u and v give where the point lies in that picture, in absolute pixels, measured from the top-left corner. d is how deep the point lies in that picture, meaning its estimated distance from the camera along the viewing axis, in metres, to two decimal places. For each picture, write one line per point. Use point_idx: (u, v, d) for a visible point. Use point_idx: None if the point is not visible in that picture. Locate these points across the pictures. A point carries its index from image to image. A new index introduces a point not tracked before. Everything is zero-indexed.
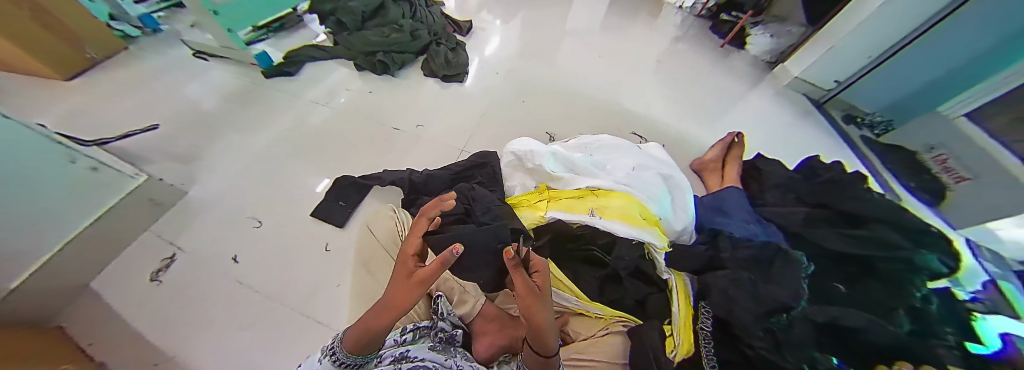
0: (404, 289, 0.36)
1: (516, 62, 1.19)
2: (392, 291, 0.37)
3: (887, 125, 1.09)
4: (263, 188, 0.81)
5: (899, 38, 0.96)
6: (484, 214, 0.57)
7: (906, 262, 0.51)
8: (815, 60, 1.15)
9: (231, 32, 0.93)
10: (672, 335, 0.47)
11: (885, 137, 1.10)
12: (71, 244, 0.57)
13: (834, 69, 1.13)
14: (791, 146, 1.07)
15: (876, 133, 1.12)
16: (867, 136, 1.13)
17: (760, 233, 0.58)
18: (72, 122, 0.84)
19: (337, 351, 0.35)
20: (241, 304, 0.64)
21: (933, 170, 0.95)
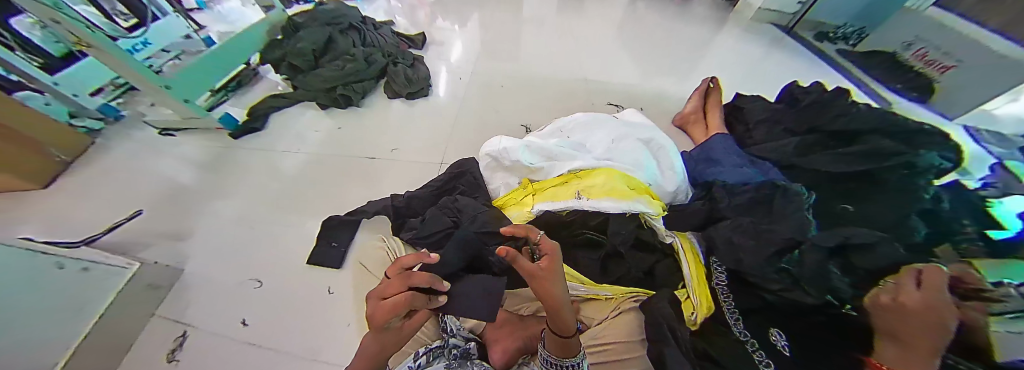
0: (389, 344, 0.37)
1: (477, 63, 1.17)
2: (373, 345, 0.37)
3: (860, 33, 1.15)
4: (255, 247, 0.81)
5: None
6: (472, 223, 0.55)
7: (909, 167, 0.50)
8: None
9: (189, 102, 0.92)
10: (689, 298, 0.44)
11: (861, 45, 1.13)
12: (84, 344, 0.56)
13: None
14: (771, 78, 1.04)
15: (852, 43, 1.15)
16: (845, 48, 1.16)
17: (755, 175, 0.56)
18: (55, 226, 0.84)
19: None
20: (256, 366, 0.63)
21: (913, 65, 1.00)
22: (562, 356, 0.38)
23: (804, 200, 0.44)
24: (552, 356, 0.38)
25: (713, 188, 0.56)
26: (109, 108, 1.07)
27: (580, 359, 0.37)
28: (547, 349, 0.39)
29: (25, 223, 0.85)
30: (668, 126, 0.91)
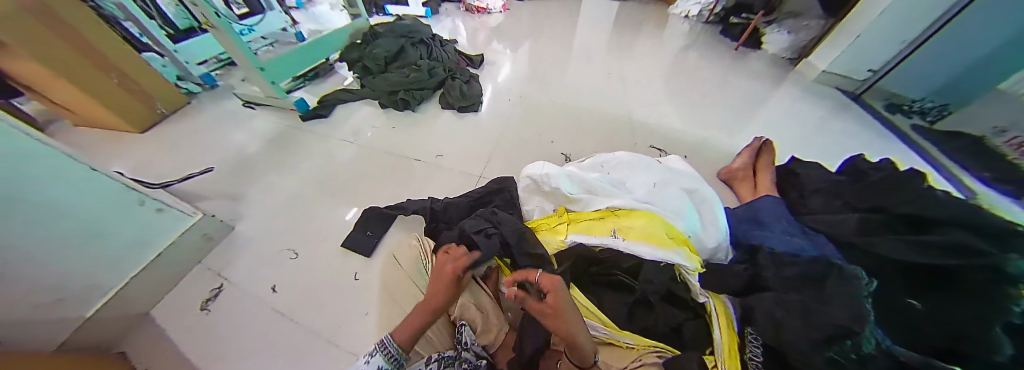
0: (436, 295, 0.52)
1: (526, 88, 1.22)
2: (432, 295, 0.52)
3: (942, 110, 1.08)
4: (298, 221, 0.87)
5: (931, 22, 0.98)
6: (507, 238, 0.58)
7: (992, 270, 0.42)
8: (839, 52, 1.18)
9: (274, 84, 1.05)
10: (716, 366, 0.42)
11: (939, 124, 1.06)
12: (136, 278, 0.66)
13: (867, 57, 1.13)
14: (832, 149, 0.98)
15: (930, 120, 1.09)
16: (920, 123, 1.09)
17: (807, 247, 0.52)
18: (143, 170, 0.98)
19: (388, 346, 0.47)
20: (276, 332, 0.68)
21: (1008, 154, 0.90)
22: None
23: (862, 288, 0.39)
24: None
25: (759, 255, 0.53)
26: (209, 77, 1.23)
27: None
28: None
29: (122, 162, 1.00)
30: (713, 179, 0.89)
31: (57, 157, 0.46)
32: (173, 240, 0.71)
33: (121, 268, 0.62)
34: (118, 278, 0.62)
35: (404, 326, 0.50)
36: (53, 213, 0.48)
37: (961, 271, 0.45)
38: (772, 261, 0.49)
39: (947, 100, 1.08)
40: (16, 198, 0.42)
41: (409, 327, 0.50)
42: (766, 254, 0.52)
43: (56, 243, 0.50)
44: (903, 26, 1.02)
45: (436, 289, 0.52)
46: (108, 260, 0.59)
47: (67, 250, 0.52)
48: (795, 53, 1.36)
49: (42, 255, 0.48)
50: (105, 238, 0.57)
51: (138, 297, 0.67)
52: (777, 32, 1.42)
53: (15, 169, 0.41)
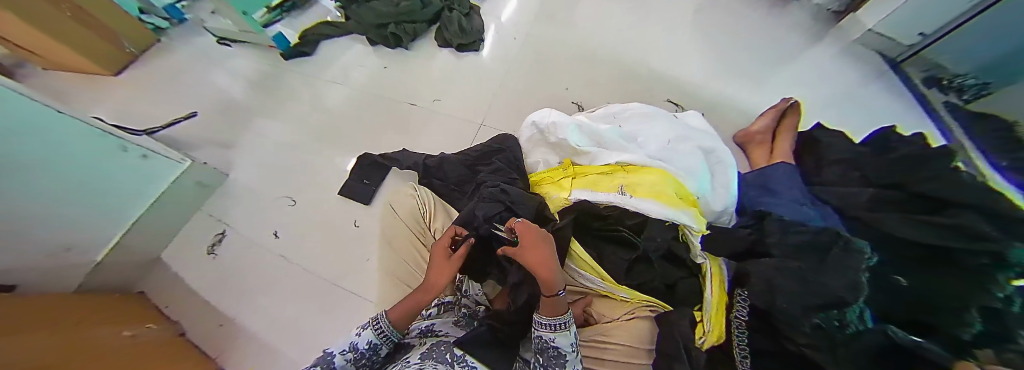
0: (441, 269, 0.47)
1: (535, 26, 1.08)
2: (434, 271, 0.47)
3: (981, 89, 0.82)
4: (293, 170, 0.86)
5: None
6: (518, 195, 0.55)
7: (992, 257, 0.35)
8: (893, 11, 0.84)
9: (246, 15, 0.94)
10: (702, 322, 0.45)
11: (974, 104, 0.83)
12: (133, 230, 0.69)
13: (917, 18, 0.82)
14: (874, 104, 0.87)
15: (964, 99, 0.84)
16: (951, 103, 0.85)
17: (816, 218, 0.49)
18: (126, 116, 0.97)
19: (380, 322, 0.43)
20: (282, 274, 0.73)
21: None
22: (550, 314, 0.41)
23: (864, 259, 0.34)
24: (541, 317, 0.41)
25: (767, 221, 0.51)
26: (174, 10, 1.11)
27: (569, 318, 0.40)
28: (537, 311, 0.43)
29: (113, 109, 0.99)
30: (728, 140, 0.85)
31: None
32: (164, 190, 0.72)
33: (118, 215, 0.66)
34: (116, 227, 0.66)
35: (400, 308, 0.45)
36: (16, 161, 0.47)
37: (962, 254, 0.38)
38: (779, 228, 0.47)
39: (989, 78, 0.80)
40: None
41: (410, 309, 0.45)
42: (773, 221, 0.49)
43: (25, 189, 0.50)
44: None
45: (439, 269, 0.47)
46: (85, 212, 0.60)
47: (48, 197, 0.53)
48: (841, 6, 1.00)
49: (13, 203, 0.48)
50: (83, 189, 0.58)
51: (142, 244, 0.73)
52: None
53: None
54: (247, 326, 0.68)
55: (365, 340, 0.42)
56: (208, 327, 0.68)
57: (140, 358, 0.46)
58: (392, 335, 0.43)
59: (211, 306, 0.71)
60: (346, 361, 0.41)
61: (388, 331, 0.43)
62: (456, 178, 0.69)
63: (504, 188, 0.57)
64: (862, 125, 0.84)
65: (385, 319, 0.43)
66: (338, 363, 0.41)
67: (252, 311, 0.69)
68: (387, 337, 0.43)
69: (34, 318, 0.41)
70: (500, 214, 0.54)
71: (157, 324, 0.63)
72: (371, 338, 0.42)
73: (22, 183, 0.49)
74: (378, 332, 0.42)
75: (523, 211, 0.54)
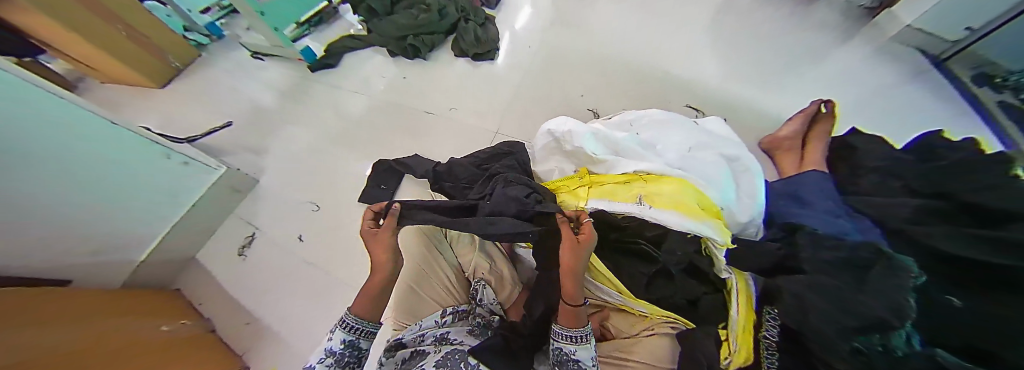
0: (380, 240, 0.46)
1: (549, 34, 1.09)
2: (373, 247, 0.46)
3: None
4: (317, 176, 0.90)
5: None
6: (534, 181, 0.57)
7: None
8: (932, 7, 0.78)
9: (277, 31, 1.00)
10: (728, 341, 0.43)
11: None
12: (171, 233, 0.74)
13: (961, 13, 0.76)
14: (920, 107, 0.81)
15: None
16: (1007, 103, 0.78)
17: (852, 231, 0.46)
18: (169, 125, 1.05)
19: (347, 320, 0.42)
20: (305, 276, 0.76)
21: None
22: (572, 325, 0.41)
23: (910, 279, 0.32)
24: (563, 326, 0.41)
25: (798, 235, 0.48)
26: (215, 28, 1.19)
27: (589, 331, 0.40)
28: (560, 322, 0.42)
29: (159, 118, 1.07)
30: (754, 147, 0.81)
31: (69, 109, 0.48)
32: (200, 196, 0.77)
33: (161, 218, 0.71)
34: (159, 229, 0.72)
35: (359, 299, 0.44)
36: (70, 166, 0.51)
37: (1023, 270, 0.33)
38: (811, 242, 0.44)
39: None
40: (16, 157, 0.43)
41: (371, 299, 0.43)
42: (805, 234, 0.47)
43: (80, 193, 0.54)
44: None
45: (377, 246, 0.45)
46: (131, 215, 0.65)
47: (101, 199, 0.58)
48: (874, 2, 0.94)
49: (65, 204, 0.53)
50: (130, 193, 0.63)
51: (180, 245, 0.78)
52: None
53: (26, 121, 0.43)
54: (271, 325, 0.71)
55: (339, 341, 0.42)
56: (236, 325, 0.72)
57: (174, 352, 0.49)
58: (365, 327, 0.43)
59: (238, 305, 0.74)
60: (325, 366, 0.41)
61: (359, 325, 0.42)
62: (466, 177, 0.70)
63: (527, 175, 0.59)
64: (904, 130, 0.78)
65: (348, 314, 0.43)
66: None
67: (277, 311, 0.72)
68: (359, 331, 0.42)
69: (70, 312, 0.44)
70: (532, 194, 0.53)
71: (192, 320, 0.67)
72: (343, 337, 0.42)
73: (79, 188, 0.54)
74: (346, 328, 0.42)
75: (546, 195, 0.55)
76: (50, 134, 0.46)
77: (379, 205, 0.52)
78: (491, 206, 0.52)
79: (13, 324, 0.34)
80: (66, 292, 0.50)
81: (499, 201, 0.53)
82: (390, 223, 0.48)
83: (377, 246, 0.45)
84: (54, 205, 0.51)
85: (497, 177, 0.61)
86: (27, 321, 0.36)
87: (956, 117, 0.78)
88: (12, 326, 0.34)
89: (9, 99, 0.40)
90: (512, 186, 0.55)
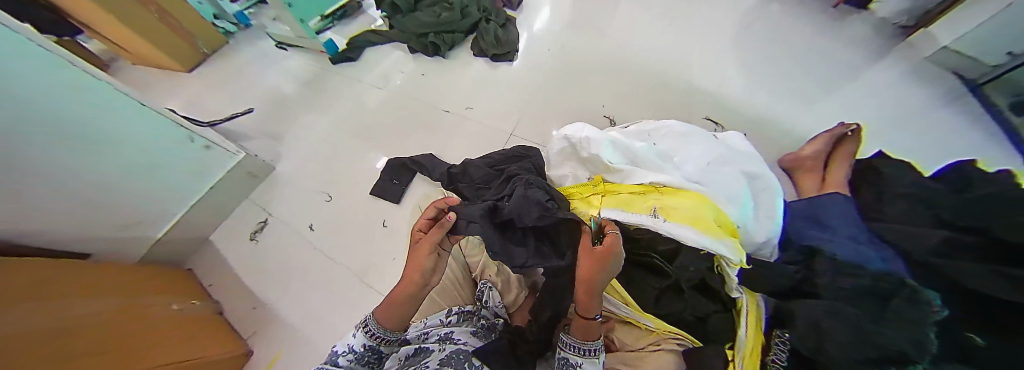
0: (419, 257, 0.43)
1: (570, 38, 1.08)
2: (414, 257, 0.45)
3: None
4: (332, 166, 0.92)
5: None
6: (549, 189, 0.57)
7: None
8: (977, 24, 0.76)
9: (302, 22, 1.03)
10: (734, 361, 0.41)
11: None
12: (188, 213, 0.76)
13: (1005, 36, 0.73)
14: (951, 135, 0.78)
15: None
16: None
17: (875, 259, 0.44)
18: (193, 108, 1.08)
19: (368, 325, 0.41)
20: (313, 265, 0.77)
21: None
22: (584, 338, 0.41)
23: (933, 313, 0.31)
24: (573, 340, 0.41)
25: (815, 259, 0.46)
26: (242, 17, 1.22)
27: (599, 347, 0.40)
28: (570, 334, 0.42)
29: (184, 101, 1.11)
30: (773, 164, 0.79)
31: (96, 86, 0.49)
32: (218, 179, 0.79)
33: (180, 199, 0.73)
34: (179, 208, 0.74)
35: (385, 304, 0.43)
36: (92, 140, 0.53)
37: None
38: (829, 268, 0.43)
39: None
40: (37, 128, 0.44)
41: (396, 307, 0.42)
42: (822, 260, 0.45)
43: (100, 167, 0.56)
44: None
45: (417, 258, 0.44)
46: (151, 193, 0.67)
47: (121, 175, 0.60)
48: (910, 20, 0.92)
49: (84, 174, 0.55)
50: (152, 173, 0.65)
51: (196, 226, 0.80)
52: None
53: (48, 95, 0.44)
54: (277, 312, 0.72)
55: (359, 343, 0.41)
56: (243, 309, 0.73)
57: (181, 330, 0.50)
58: (386, 336, 0.41)
59: (247, 289, 0.76)
60: (347, 361, 0.41)
61: (381, 334, 0.41)
62: (481, 178, 0.70)
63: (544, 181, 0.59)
64: (934, 157, 0.75)
65: (372, 320, 0.42)
66: (341, 363, 0.41)
67: (284, 298, 0.73)
68: (381, 339, 0.41)
69: (81, 285, 0.45)
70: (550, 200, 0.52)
71: (202, 301, 0.68)
72: (363, 341, 0.41)
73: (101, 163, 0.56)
74: (367, 333, 0.41)
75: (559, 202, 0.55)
76: (75, 110, 0.48)
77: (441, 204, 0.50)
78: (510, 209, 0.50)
79: (22, 293, 0.35)
80: (81, 264, 0.51)
81: (518, 203, 0.51)
82: (436, 234, 0.45)
83: (417, 256, 0.44)
84: (73, 175, 0.53)
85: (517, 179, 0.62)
86: (37, 288, 0.37)
87: (990, 147, 0.75)
88: (19, 294, 0.34)
89: (32, 71, 0.41)
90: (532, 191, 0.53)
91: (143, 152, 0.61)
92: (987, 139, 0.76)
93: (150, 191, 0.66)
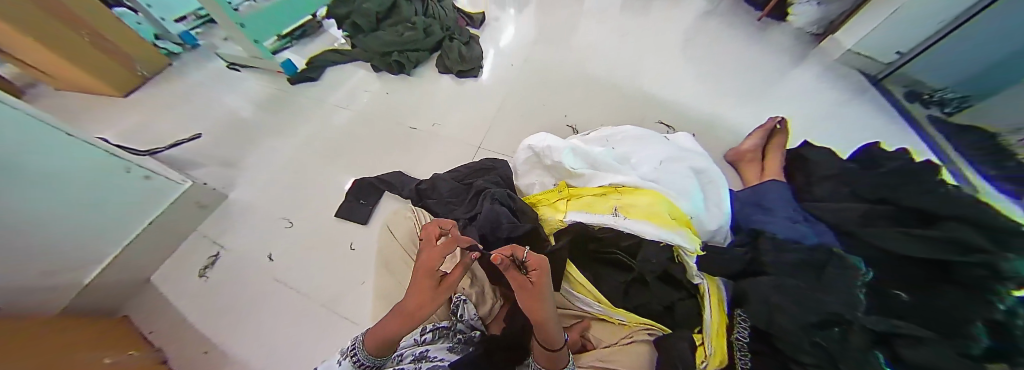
0: (426, 300, 0.39)
1: (531, 53, 1.14)
2: (413, 296, 0.39)
3: (962, 102, 0.86)
4: (293, 190, 0.87)
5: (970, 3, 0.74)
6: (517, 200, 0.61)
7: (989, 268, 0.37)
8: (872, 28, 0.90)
9: (257, 43, 1.00)
10: (703, 345, 0.44)
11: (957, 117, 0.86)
12: (125, 251, 0.68)
13: (895, 35, 0.87)
14: (863, 125, 0.89)
15: (947, 111, 0.87)
16: (935, 116, 0.89)
17: (809, 234, 0.50)
18: (129, 136, 0.99)
19: (355, 352, 0.39)
20: (275, 296, 0.72)
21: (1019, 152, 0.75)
22: (550, 367, 0.41)
23: (858, 277, 0.37)
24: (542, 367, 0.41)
25: (761, 239, 0.51)
26: (188, 36, 1.18)
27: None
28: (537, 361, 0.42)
29: (119, 129, 1.01)
30: (720, 159, 0.87)
31: (31, 121, 0.45)
32: (161, 212, 0.73)
33: (118, 234, 0.66)
34: (114, 245, 0.66)
35: (374, 336, 0.38)
36: (35, 176, 0.48)
37: (956, 267, 0.40)
38: (773, 246, 0.47)
39: (968, 91, 0.84)
40: None
41: (386, 342, 0.37)
42: (766, 240, 0.50)
43: (39, 209, 0.51)
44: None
45: (416, 297, 0.38)
46: (86, 232, 0.60)
47: (59, 214, 0.54)
48: (820, 29, 1.07)
49: (29, 216, 0.49)
50: (88, 208, 0.58)
51: (134, 265, 0.72)
52: (804, 3, 1.08)
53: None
54: (234, 353, 0.65)
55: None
56: (192, 354, 0.65)
57: None
58: (366, 363, 0.38)
59: (197, 330, 0.68)
60: None
61: (366, 361, 0.38)
62: (450, 193, 0.70)
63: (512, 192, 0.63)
64: (849, 143, 0.86)
65: (359, 346, 0.39)
66: None
67: (242, 337, 0.67)
68: (365, 366, 0.38)
69: (16, 340, 0.40)
70: (519, 214, 0.59)
71: (141, 350, 0.60)
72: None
73: (43, 203, 0.51)
74: (353, 362, 0.38)
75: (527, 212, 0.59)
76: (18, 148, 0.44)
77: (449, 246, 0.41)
78: (484, 225, 0.57)
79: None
80: (9, 322, 0.44)
81: (489, 217, 0.58)
82: (453, 276, 0.42)
83: (424, 298, 0.39)
84: (17, 219, 0.47)
85: (485, 195, 0.64)
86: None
87: (893, 132, 0.87)
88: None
89: None
90: (501, 205, 0.59)
91: (78, 187, 0.55)
92: (891, 126, 0.88)
93: (85, 229, 0.60)
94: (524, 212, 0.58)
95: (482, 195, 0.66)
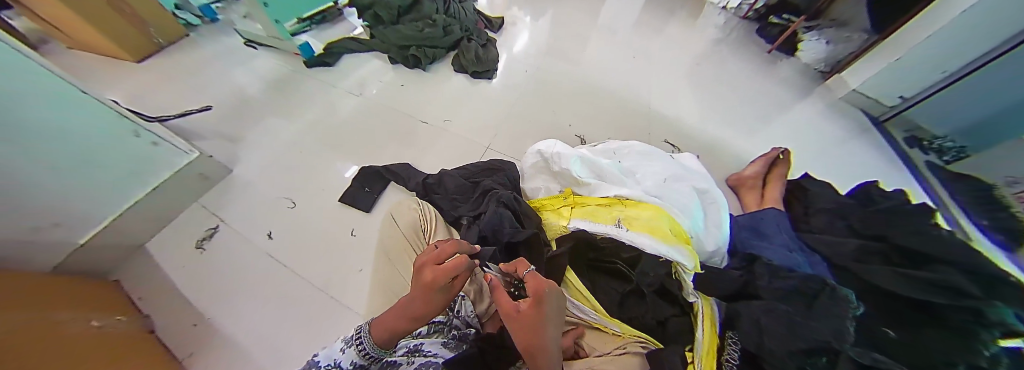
0: (433, 303, 0.36)
1: (545, 61, 1.16)
2: (419, 303, 0.36)
3: (959, 151, 0.88)
4: (297, 172, 0.88)
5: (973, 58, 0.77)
6: (521, 204, 0.61)
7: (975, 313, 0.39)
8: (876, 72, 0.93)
9: (278, 23, 1.01)
10: (693, 363, 0.43)
11: (954, 165, 0.88)
12: (121, 217, 0.68)
13: (895, 82, 0.91)
14: (862, 162, 0.92)
15: (945, 160, 0.90)
16: (933, 163, 0.91)
17: (804, 264, 0.51)
18: (138, 102, 0.99)
19: (363, 343, 0.38)
20: (268, 276, 0.71)
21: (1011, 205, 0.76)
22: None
23: (848, 308, 0.39)
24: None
25: (756, 265, 0.52)
26: (209, 10, 1.19)
27: None
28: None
29: (129, 93, 1.01)
30: (721, 183, 0.88)
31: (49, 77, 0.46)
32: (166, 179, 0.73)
33: (119, 197, 0.66)
34: (112, 209, 0.66)
35: (382, 325, 0.38)
36: (42, 133, 0.48)
37: (943, 309, 0.41)
38: (768, 272, 0.49)
39: (967, 141, 0.87)
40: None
41: (395, 337, 0.37)
42: (762, 265, 0.51)
43: (48, 166, 0.51)
44: (961, 42, 0.77)
45: (421, 304, 0.36)
46: (90, 193, 0.60)
47: (67, 171, 0.55)
48: (828, 66, 1.09)
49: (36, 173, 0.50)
50: (91, 168, 0.58)
51: (130, 230, 0.71)
52: (814, 40, 1.13)
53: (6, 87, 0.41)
54: (221, 330, 0.64)
55: (348, 361, 0.38)
56: (180, 326, 0.65)
57: (104, 350, 0.44)
58: (372, 352, 0.38)
59: (186, 303, 0.68)
60: None
61: (373, 353, 0.38)
62: (456, 190, 0.71)
63: (518, 196, 0.63)
64: (848, 179, 0.88)
65: (367, 338, 0.38)
66: None
67: (231, 313, 0.66)
68: (371, 357, 0.38)
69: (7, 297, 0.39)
70: (521, 218, 0.59)
71: (128, 316, 0.60)
72: (353, 359, 0.38)
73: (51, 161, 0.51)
74: (361, 351, 0.38)
75: (529, 219, 0.60)
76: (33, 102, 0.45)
77: (458, 261, 0.37)
78: (487, 226, 0.58)
79: None
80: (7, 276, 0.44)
81: (491, 221, 0.58)
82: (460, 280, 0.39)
83: (430, 304, 0.36)
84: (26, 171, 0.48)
85: (491, 196, 0.65)
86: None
87: (891, 173, 0.89)
88: None
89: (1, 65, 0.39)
90: (505, 208, 0.60)
91: (85, 148, 0.55)
92: (889, 166, 0.91)
93: (90, 189, 0.60)
94: (527, 216, 0.60)
95: (488, 195, 0.67)
